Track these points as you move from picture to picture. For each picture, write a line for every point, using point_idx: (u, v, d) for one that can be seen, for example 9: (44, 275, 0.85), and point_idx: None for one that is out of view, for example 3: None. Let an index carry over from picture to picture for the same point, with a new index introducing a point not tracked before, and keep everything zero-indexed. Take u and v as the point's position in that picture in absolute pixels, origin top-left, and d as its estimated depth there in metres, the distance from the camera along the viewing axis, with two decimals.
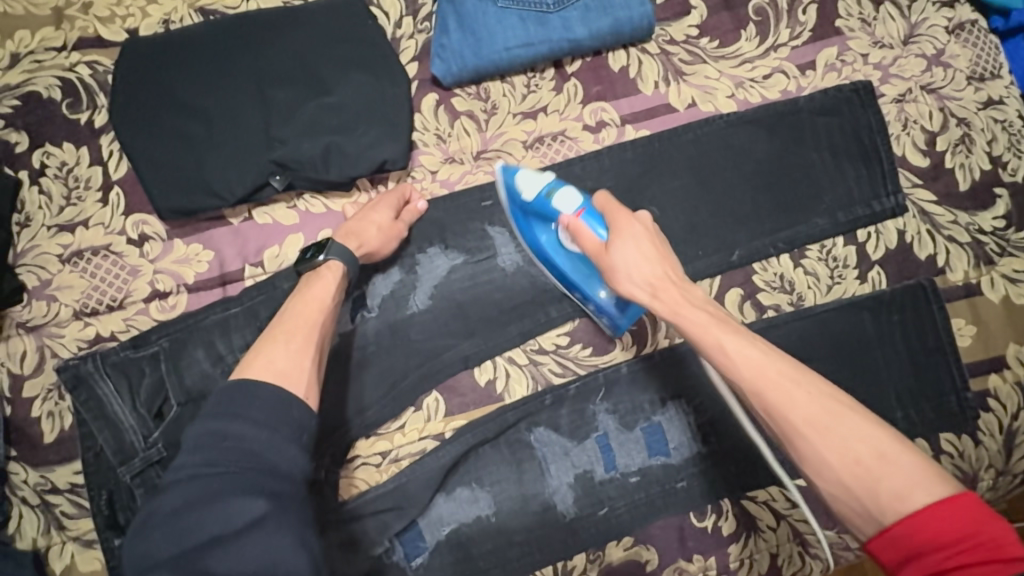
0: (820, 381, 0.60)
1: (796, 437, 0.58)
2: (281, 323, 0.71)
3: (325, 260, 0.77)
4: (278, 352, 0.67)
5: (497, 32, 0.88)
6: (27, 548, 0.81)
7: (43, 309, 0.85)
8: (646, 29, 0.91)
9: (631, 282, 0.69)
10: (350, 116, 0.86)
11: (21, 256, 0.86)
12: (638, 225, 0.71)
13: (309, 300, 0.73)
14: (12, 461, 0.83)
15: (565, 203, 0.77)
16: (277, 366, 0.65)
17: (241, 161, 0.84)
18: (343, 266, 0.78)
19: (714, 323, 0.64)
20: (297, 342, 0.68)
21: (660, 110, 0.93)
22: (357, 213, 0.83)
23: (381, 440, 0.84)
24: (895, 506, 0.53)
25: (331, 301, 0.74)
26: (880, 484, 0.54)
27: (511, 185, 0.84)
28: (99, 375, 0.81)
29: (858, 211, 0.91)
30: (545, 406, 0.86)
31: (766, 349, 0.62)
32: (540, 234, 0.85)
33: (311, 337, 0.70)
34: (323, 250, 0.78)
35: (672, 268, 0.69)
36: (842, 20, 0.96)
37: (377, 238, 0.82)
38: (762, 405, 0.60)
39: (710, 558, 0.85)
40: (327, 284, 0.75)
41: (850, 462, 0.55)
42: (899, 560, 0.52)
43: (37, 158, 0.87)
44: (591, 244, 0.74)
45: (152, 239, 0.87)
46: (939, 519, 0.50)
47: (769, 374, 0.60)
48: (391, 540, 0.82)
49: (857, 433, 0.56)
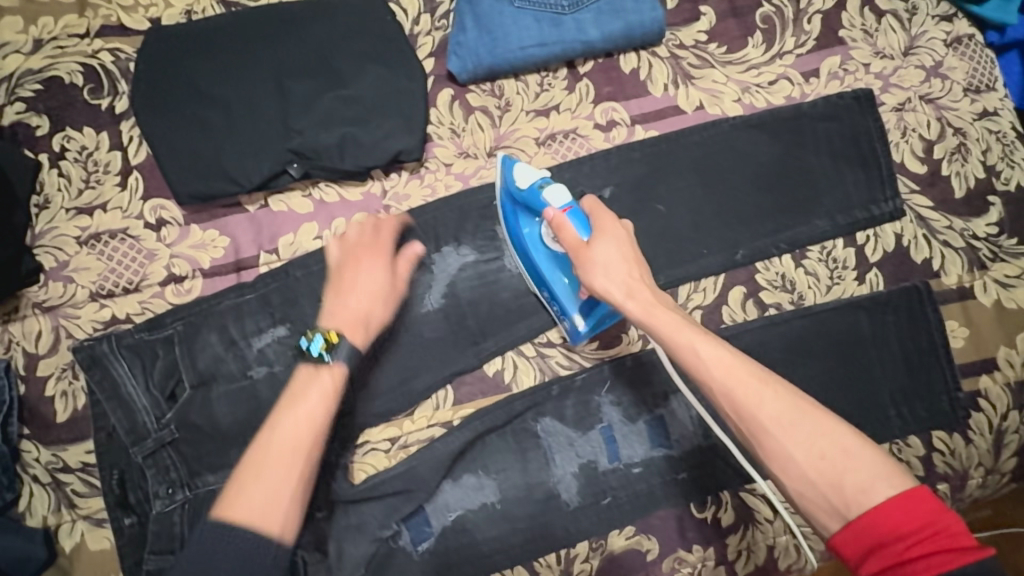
0: (787, 383, 0.63)
1: (763, 435, 0.60)
2: (269, 443, 0.65)
3: (330, 362, 0.71)
4: (263, 485, 0.63)
5: (513, 32, 0.90)
6: (38, 525, 0.82)
7: (60, 290, 0.86)
8: (657, 33, 0.94)
9: (605, 280, 0.70)
10: (367, 109, 0.88)
11: (38, 237, 0.87)
12: (620, 229, 0.73)
13: (301, 416, 0.67)
14: (24, 439, 0.84)
15: (556, 197, 0.76)
16: (258, 511, 0.62)
17: (260, 150, 0.86)
18: (347, 369, 0.72)
19: (687, 325, 0.66)
20: (280, 473, 0.64)
21: (669, 112, 0.96)
22: (356, 281, 0.76)
23: (391, 427, 0.86)
24: (859, 500, 0.55)
25: (326, 420, 0.68)
26: (845, 478, 0.56)
27: (507, 175, 0.83)
28: (113, 356, 0.83)
29: (858, 214, 0.94)
30: (551, 397, 0.88)
31: (735, 351, 0.64)
32: (523, 228, 0.85)
33: (298, 466, 0.65)
34: (330, 351, 0.71)
35: (644, 272, 0.71)
36: (845, 30, 0.99)
37: (383, 314, 0.77)
38: (729, 403, 0.62)
39: (708, 549, 0.87)
40: (330, 394, 0.70)
41: (815, 458, 0.58)
42: (863, 552, 0.54)
43: (58, 141, 0.89)
44: (572, 240, 0.73)
45: (170, 224, 0.89)
46: (899, 510, 0.53)
47: (738, 375, 0.62)
48: (398, 525, 0.84)
49: (823, 430, 0.59)
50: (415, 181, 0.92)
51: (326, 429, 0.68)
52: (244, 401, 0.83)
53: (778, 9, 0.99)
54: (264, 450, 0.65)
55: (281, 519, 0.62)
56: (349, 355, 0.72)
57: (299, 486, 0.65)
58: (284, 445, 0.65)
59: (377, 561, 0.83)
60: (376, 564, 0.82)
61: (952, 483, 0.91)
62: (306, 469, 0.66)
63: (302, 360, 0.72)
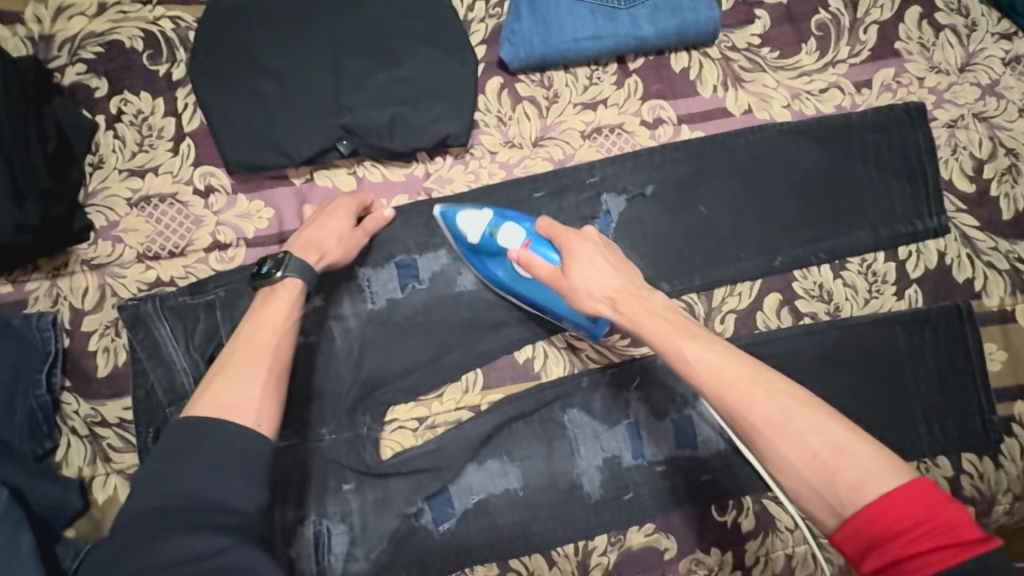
0: (779, 378, 0.61)
1: (757, 437, 0.59)
2: (237, 351, 0.70)
3: (282, 277, 0.76)
4: (231, 383, 0.66)
5: (567, 23, 0.90)
6: (73, 475, 0.84)
7: (108, 249, 0.88)
8: (711, 34, 0.93)
9: (593, 297, 0.71)
10: (418, 91, 0.89)
11: (91, 195, 0.89)
12: (589, 242, 0.73)
13: (261, 321, 0.72)
14: (65, 391, 0.86)
15: (511, 238, 0.80)
16: (223, 401, 0.64)
17: (311, 124, 0.87)
18: (301, 283, 0.77)
19: (673, 328, 0.66)
20: (248, 370, 0.68)
21: (716, 114, 0.96)
22: (315, 219, 0.83)
23: (420, 406, 0.88)
24: (853, 498, 0.54)
25: (288, 325, 0.73)
26: (838, 476, 0.55)
27: (455, 228, 0.86)
28: (157, 316, 0.84)
29: (901, 228, 0.93)
30: (580, 389, 0.89)
31: (724, 351, 0.63)
32: (497, 269, 0.85)
33: (265, 366, 0.69)
34: (280, 267, 0.76)
35: (630, 278, 0.71)
36: (901, 42, 0.98)
37: (338, 248, 0.81)
38: (722, 407, 0.61)
39: (726, 553, 0.88)
40: (286, 305, 0.74)
41: (808, 458, 0.57)
42: (861, 551, 0.53)
43: (115, 104, 0.91)
44: (546, 271, 0.73)
45: (218, 191, 0.90)
46: (894, 506, 0.52)
47: (728, 378, 0.61)
48: (421, 503, 0.85)
49: (814, 427, 0.57)
50: (460, 166, 0.93)
51: (289, 334, 0.73)
52: None
53: (835, 17, 0.98)
54: (232, 355, 0.69)
55: (254, 411, 0.64)
56: (299, 269, 0.76)
57: (268, 381, 0.68)
58: (247, 346, 0.70)
59: (399, 536, 0.84)
60: (398, 540, 0.84)
61: (979, 507, 0.90)
62: (274, 369, 0.70)
63: (257, 283, 0.77)
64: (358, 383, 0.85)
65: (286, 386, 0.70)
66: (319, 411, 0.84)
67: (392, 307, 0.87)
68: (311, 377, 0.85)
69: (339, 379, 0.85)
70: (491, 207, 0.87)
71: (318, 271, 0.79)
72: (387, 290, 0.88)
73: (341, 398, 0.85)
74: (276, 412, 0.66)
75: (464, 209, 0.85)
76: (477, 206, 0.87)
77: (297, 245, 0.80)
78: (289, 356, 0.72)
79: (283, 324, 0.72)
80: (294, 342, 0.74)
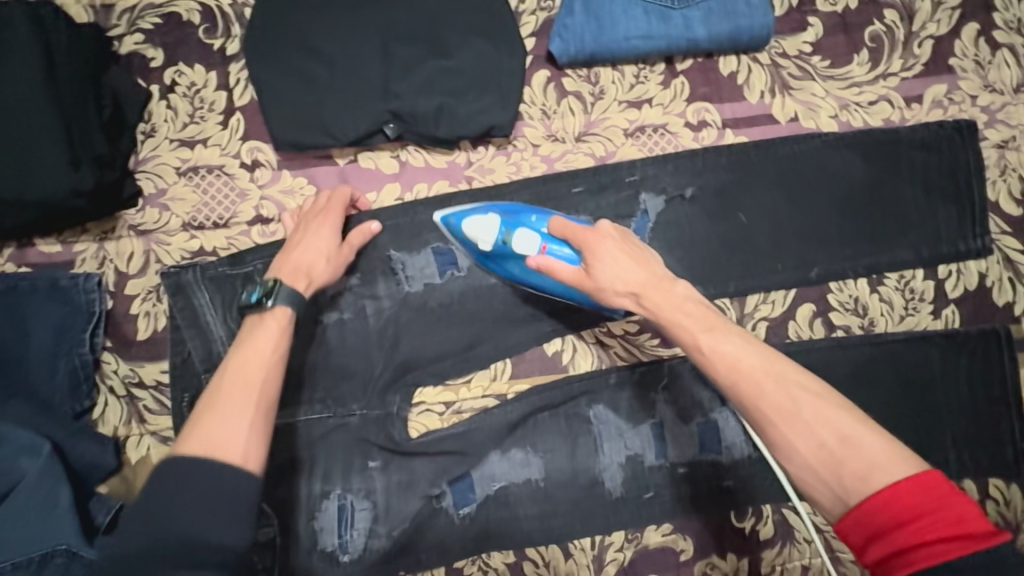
0: (792, 369, 0.61)
1: (768, 426, 0.60)
2: (223, 385, 0.66)
3: (272, 306, 0.72)
4: (216, 421, 0.63)
5: (619, 20, 0.90)
6: (109, 434, 0.87)
7: (155, 216, 0.90)
8: (763, 39, 0.93)
9: (617, 293, 0.71)
10: (466, 79, 0.89)
11: (141, 163, 0.91)
12: (606, 238, 0.73)
13: (250, 353, 0.68)
14: (106, 351, 0.88)
15: (526, 244, 0.80)
16: (207, 440, 0.61)
17: (359, 106, 0.88)
18: (290, 312, 0.72)
19: (692, 320, 0.66)
20: (234, 407, 0.64)
21: (762, 120, 0.95)
22: (301, 241, 0.79)
23: (447, 391, 0.89)
24: (859, 488, 0.54)
25: (277, 356, 0.69)
26: (844, 467, 0.55)
27: (463, 237, 0.86)
28: (197, 285, 0.86)
29: (943, 247, 0.91)
30: (607, 385, 0.89)
31: (740, 343, 0.63)
32: (512, 269, 0.85)
33: (253, 401, 0.65)
34: (270, 295, 0.72)
35: (651, 269, 0.70)
36: (956, 59, 0.96)
37: (326, 270, 0.79)
38: (735, 396, 0.62)
39: (742, 559, 0.88)
40: (275, 336, 0.70)
41: (816, 447, 0.57)
42: (865, 540, 0.54)
43: (169, 75, 0.92)
44: (572, 275, 0.73)
45: (264, 166, 0.92)
46: (901, 496, 0.52)
47: (743, 368, 0.61)
48: (444, 486, 0.86)
49: (824, 417, 0.58)
50: (502, 157, 0.94)
51: (279, 366, 0.69)
52: (314, 344, 0.86)
53: (889, 30, 0.97)
54: (220, 390, 0.66)
55: (241, 450, 0.61)
56: (290, 297, 0.73)
57: (254, 421, 0.64)
58: (233, 381, 0.66)
59: (420, 518, 0.85)
60: (419, 522, 0.85)
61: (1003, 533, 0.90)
62: (262, 404, 0.66)
63: (245, 313, 0.73)
64: (389, 364, 0.86)
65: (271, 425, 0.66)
66: (349, 388, 0.86)
67: (427, 291, 0.88)
68: (344, 355, 0.86)
69: (371, 359, 0.86)
70: (494, 206, 0.87)
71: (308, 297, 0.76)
72: (424, 274, 0.89)
73: (371, 378, 0.86)
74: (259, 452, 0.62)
75: (469, 215, 0.85)
76: (483, 209, 0.87)
77: (283, 270, 0.76)
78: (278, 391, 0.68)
79: (272, 356, 0.68)
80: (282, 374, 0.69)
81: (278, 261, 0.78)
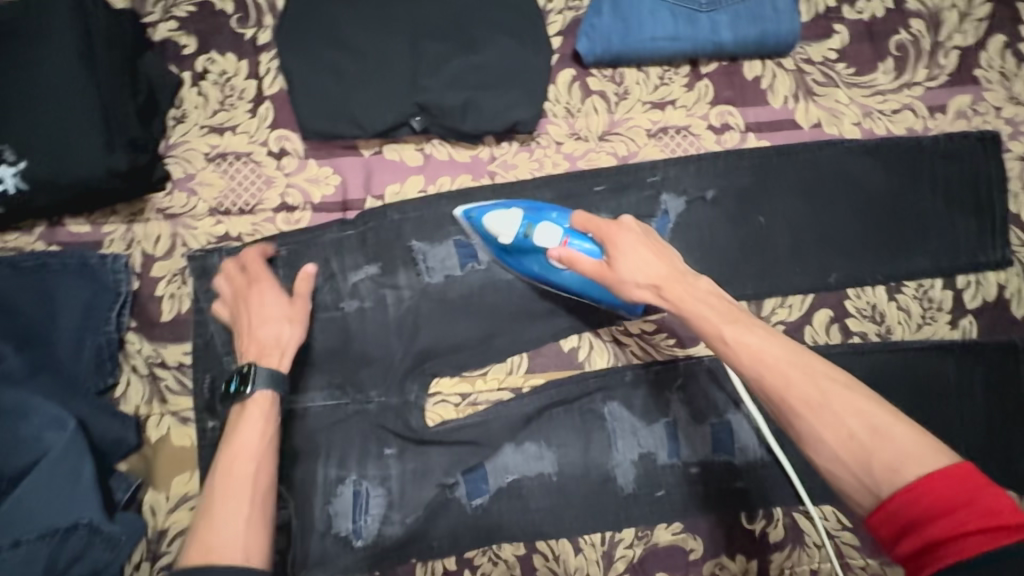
0: (816, 361, 0.63)
1: (794, 417, 0.60)
2: (215, 483, 0.69)
3: (252, 393, 0.73)
4: (213, 522, 0.65)
5: (646, 22, 0.91)
6: (130, 412, 0.88)
7: (183, 200, 0.92)
8: (789, 44, 0.93)
9: (638, 286, 0.72)
10: (492, 76, 0.90)
11: (171, 147, 0.93)
12: (630, 231, 0.75)
13: (237, 445, 0.70)
14: (130, 331, 0.89)
15: (548, 237, 0.81)
16: (209, 542, 0.64)
17: (386, 99, 0.90)
18: (272, 394, 0.74)
19: (718, 314, 0.67)
20: (229, 505, 0.67)
21: (785, 125, 0.96)
22: (260, 314, 0.78)
23: (463, 382, 0.90)
24: (890, 479, 0.55)
25: (264, 444, 0.71)
26: (874, 457, 0.56)
27: (483, 231, 0.87)
28: (220, 269, 0.89)
29: (961, 258, 0.92)
30: (622, 382, 0.90)
31: (765, 335, 0.64)
32: (531, 265, 0.86)
33: (246, 496, 0.68)
34: (248, 381, 0.73)
35: (673, 265, 0.72)
36: (981, 70, 0.97)
37: (294, 333, 0.78)
38: (760, 386, 0.63)
39: (751, 561, 0.88)
40: (261, 421, 0.72)
41: (844, 438, 0.58)
42: (897, 533, 0.54)
43: (201, 63, 0.94)
44: (592, 266, 0.75)
45: (291, 155, 0.93)
46: (935, 489, 0.53)
47: (767, 359, 0.62)
48: (458, 476, 0.86)
49: (852, 408, 0.59)
50: (525, 154, 0.94)
51: (267, 454, 0.71)
52: (335, 332, 0.87)
53: (915, 39, 0.97)
54: (212, 490, 0.68)
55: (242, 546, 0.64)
56: (269, 378, 0.74)
57: (251, 519, 0.67)
58: (224, 479, 0.68)
59: (433, 507, 0.86)
60: (432, 510, 0.86)
61: None
62: (256, 496, 0.68)
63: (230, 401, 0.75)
64: (408, 354, 0.87)
65: (272, 515, 0.69)
66: (368, 375, 0.87)
67: (448, 283, 0.89)
68: (364, 343, 0.87)
69: (390, 348, 0.87)
70: (518, 203, 0.89)
71: (286, 370, 0.76)
72: (445, 266, 0.90)
73: (389, 367, 0.87)
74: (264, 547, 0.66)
75: (491, 210, 0.87)
76: (504, 205, 0.88)
77: (261, 355, 0.76)
78: (271, 480, 0.71)
79: (260, 445, 0.70)
80: (274, 461, 0.72)
81: (245, 340, 0.77)
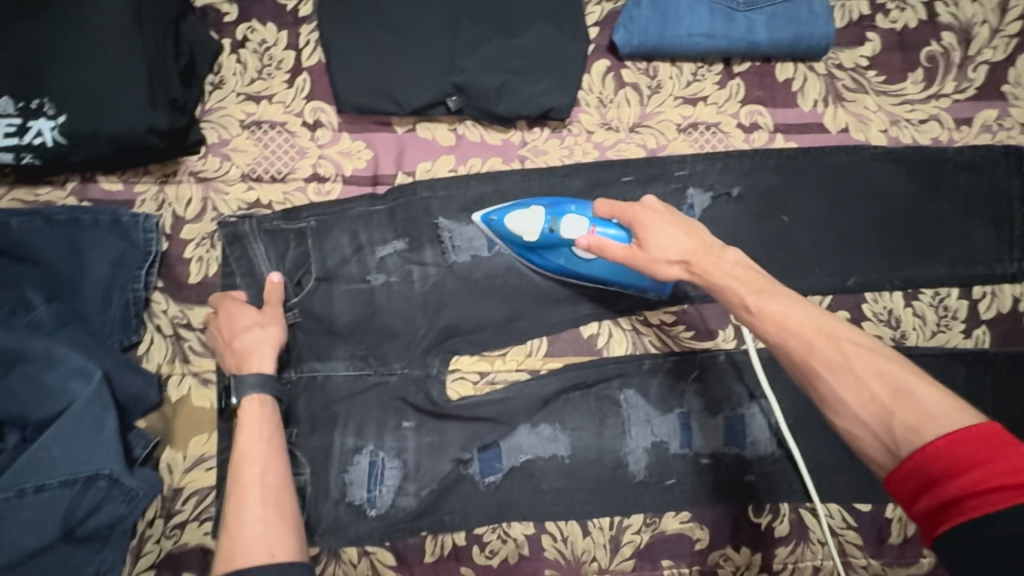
0: (840, 325, 0.64)
1: (817, 380, 0.63)
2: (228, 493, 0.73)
3: (241, 401, 0.77)
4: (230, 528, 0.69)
5: (684, 17, 0.92)
6: (152, 370, 0.89)
7: (216, 165, 0.93)
8: (822, 49, 0.95)
9: (668, 262, 0.73)
10: (530, 61, 0.91)
11: (207, 112, 0.94)
12: (653, 211, 0.76)
13: (240, 453, 0.75)
14: (156, 291, 0.90)
15: (574, 227, 0.82)
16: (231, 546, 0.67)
17: (424, 77, 0.91)
18: (266, 396, 0.78)
19: (743, 285, 0.69)
20: (242, 508, 0.70)
21: (813, 128, 0.97)
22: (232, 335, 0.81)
23: (482, 361, 0.91)
24: (911, 439, 0.57)
25: (268, 444, 0.76)
26: (896, 418, 0.59)
27: (505, 232, 0.88)
28: (252, 236, 0.89)
29: (979, 269, 0.93)
30: (640, 371, 0.91)
31: (790, 301, 0.66)
32: (558, 259, 0.87)
33: (258, 496, 0.71)
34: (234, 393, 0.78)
35: (701, 239, 0.73)
36: (1009, 86, 0.98)
37: (269, 337, 0.81)
38: (784, 352, 0.65)
39: (756, 554, 0.90)
40: (262, 424, 0.77)
41: (866, 399, 0.60)
42: (915, 492, 0.56)
43: (241, 31, 0.95)
44: (622, 251, 0.75)
45: (325, 127, 0.94)
46: (953, 448, 0.54)
47: (792, 325, 0.65)
48: (473, 452, 0.88)
49: (874, 370, 0.61)
50: (556, 140, 0.96)
51: (271, 453, 0.75)
52: (359, 303, 0.88)
53: (946, 51, 0.98)
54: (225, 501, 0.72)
55: (264, 545, 0.68)
56: (253, 384, 0.78)
57: (265, 511, 0.70)
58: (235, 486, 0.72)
59: (447, 482, 0.87)
60: (445, 485, 0.87)
61: None
62: (270, 495, 0.72)
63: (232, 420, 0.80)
64: (430, 329, 0.89)
65: (290, 504, 0.73)
66: (390, 349, 0.88)
67: (473, 262, 0.90)
68: (387, 316, 0.88)
69: (413, 323, 0.89)
70: (534, 201, 0.89)
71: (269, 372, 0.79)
72: (471, 245, 0.91)
73: (411, 341, 0.88)
74: (288, 535, 0.70)
75: (510, 211, 0.87)
76: (520, 205, 0.88)
77: (247, 363, 0.79)
78: (283, 477, 0.74)
79: (262, 446, 0.75)
80: (282, 460, 0.76)
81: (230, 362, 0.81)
